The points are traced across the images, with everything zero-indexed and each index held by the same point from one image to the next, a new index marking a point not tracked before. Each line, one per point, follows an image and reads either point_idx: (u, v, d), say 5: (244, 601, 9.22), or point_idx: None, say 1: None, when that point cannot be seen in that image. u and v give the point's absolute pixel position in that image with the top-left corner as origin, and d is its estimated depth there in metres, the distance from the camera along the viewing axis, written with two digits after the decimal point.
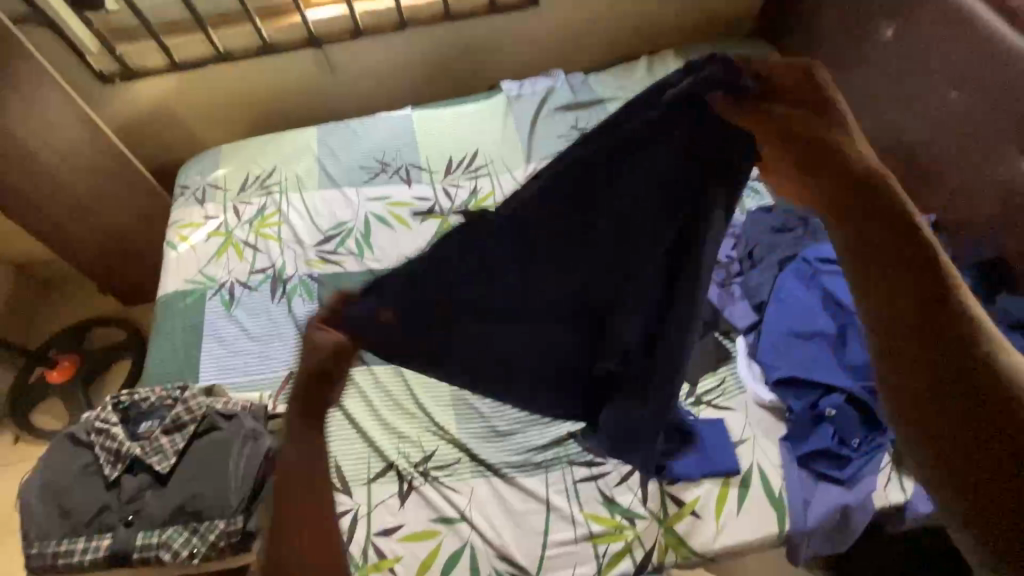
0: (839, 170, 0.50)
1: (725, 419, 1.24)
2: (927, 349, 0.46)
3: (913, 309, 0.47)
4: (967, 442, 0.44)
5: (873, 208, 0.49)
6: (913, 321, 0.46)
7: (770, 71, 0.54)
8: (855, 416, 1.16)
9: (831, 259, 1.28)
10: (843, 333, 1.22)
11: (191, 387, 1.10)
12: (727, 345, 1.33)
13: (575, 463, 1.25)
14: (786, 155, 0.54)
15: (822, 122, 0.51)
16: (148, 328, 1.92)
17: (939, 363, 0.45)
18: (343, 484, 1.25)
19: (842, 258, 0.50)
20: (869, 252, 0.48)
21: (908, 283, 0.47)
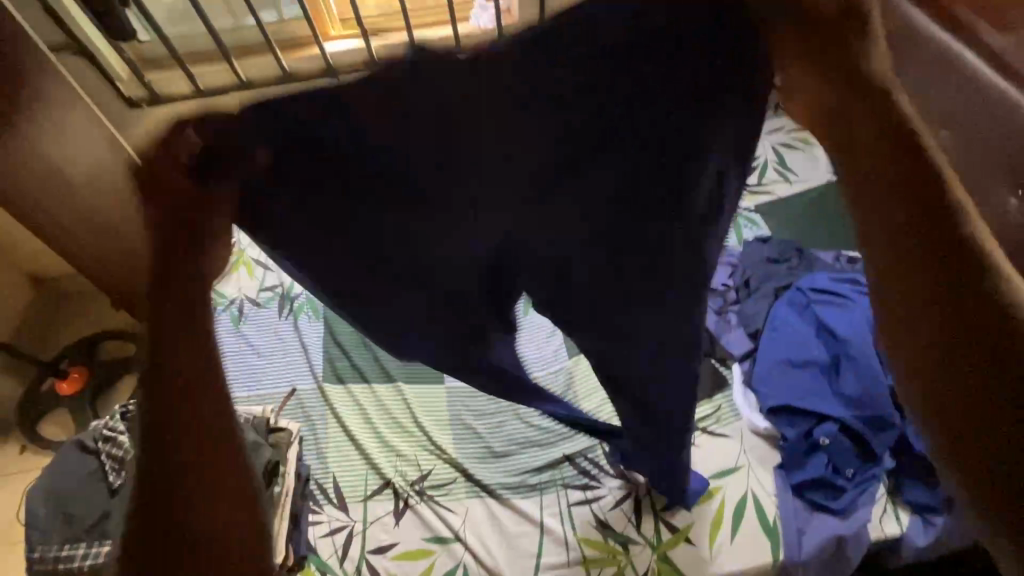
0: (868, 132, 0.44)
1: (720, 445, 1.25)
2: (950, 323, 0.45)
3: (937, 284, 0.45)
4: (969, 406, 0.45)
5: (910, 175, 0.44)
6: (938, 294, 0.45)
7: (784, 25, 0.46)
8: (849, 446, 1.16)
9: (824, 290, 1.31)
10: (837, 363, 1.24)
11: None
12: (724, 372, 1.34)
13: (570, 486, 1.26)
14: (812, 106, 0.46)
15: (852, 71, 0.43)
16: None
17: (961, 334, 0.45)
18: (340, 500, 1.26)
19: (864, 225, 0.46)
20: (890, 225, 0.45)
21: (937, 255, 0.44)
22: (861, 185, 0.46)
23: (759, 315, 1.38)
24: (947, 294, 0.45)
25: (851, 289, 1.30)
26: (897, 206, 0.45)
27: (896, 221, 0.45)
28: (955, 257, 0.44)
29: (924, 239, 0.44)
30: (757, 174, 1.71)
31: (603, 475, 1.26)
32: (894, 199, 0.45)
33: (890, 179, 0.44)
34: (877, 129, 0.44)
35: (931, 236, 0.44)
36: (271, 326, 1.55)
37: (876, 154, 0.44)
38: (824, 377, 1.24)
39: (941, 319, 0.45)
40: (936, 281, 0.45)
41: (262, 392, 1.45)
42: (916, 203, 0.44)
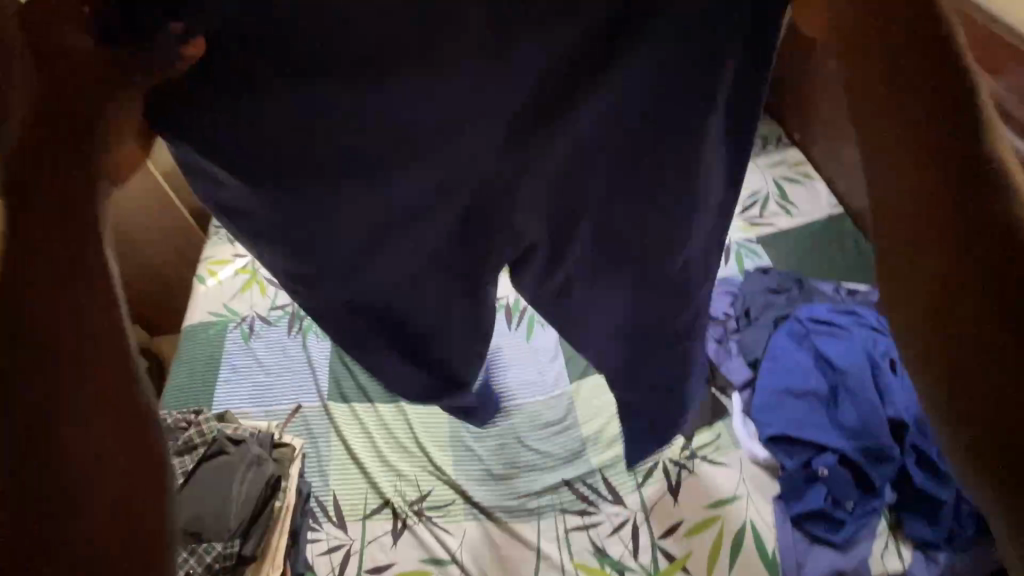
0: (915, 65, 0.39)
1: (719, 474, 1.25)
2: (954, 264, 0.40)
3: (949, 223, 0.40)
4: (998, 396, 0.39)
5: (928, 98, 0.39)
6: (942, 234, 0.40)
7: None
8: (848, 478, 1.16)
9: (823, 320, 1.33)
10: (836, 394, 1.24)
11: (205, 412, 1.16)
12: (723, 401, 1.36)
13: (568, 511, 1.26)
14: (858, 40, 0.42)
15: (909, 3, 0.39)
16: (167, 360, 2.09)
17: (965, 283, 0.39)
18: (339, 518, 1.28)
19: (898, 175, 0.41)
20: (935, 172, 0.40)
21: (947, 185, 0.40)
22: (861, 110, 0.42)
23: (758, 344, 1.40)
24: (959, 234, 0.39)
25: (850, 320, 1.32)
26: (898, 134, 0.41)
27: (901, 151, 0.41)
28: (967, 191, 0.39)
29: (930, 168, 0.40)
30: (758, 206, 1.75)
31: (601, 501, 1.27)
32: (898, 128, 0.41)
33: (895, 101, 0.40)
34: (883, 46, 0.40)
35: (942, 166, 0.40)
36: (280, 343, 1.60)
37: (880, 78, 0.41)
38: (823, 407, 1.24)
39: (945, 261, 0.40)
40: (943, 217, 0.40)
41: (267, 408, 1.48)
42: (921, 128, 0.40)
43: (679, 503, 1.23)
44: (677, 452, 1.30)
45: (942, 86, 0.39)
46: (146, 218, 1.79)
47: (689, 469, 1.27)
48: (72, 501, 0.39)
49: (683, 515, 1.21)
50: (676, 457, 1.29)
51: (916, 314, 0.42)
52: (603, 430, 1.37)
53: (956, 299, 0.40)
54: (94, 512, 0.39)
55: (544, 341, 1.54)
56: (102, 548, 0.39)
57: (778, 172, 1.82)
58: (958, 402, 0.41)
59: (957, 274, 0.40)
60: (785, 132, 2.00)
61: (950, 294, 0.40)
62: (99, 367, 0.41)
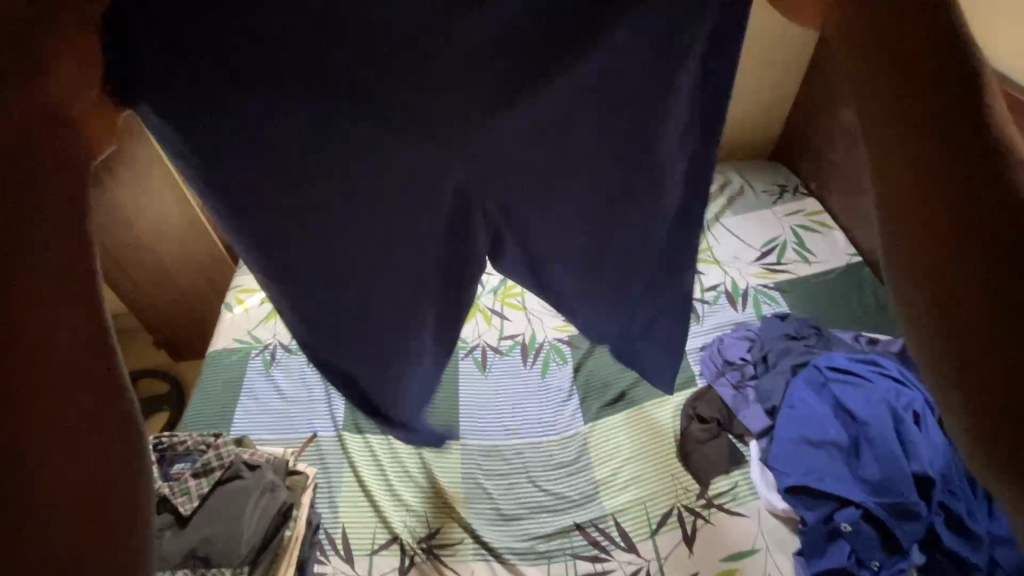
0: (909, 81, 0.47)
1: (737, 526, 1.22)
2: (952, 249, 0.48)
3: (949, 213, 0.47)
4: (988, 351, 0.48)
5: (927, 110, 0.47)
6: (940, 220, 0.48)
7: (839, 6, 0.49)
8: (874, 535, 1.11)
9: (842, 368, 1.28)
10: (857, 444, 1.20)
11: (223, 435, 1.18)
12: (740, 448, 1.35)
13: (579, 556, 1.23)
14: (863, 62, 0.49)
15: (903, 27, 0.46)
16: (189, 385, 2.18)
17: (957, 262, 0.48)
18: (347, 551, 1.26)
19: (902, 176, 0.49)
20: (930, 173, 0.47)
21: (946, 175, 0.47)
22: (872, 112, 0.50)
23: (777, 391, 1.38)
24: (959, 223, 0.47)
25: (870, 370, 1.28)
26: (906, 132, 0.48)
27: (908, 149, 0.48)
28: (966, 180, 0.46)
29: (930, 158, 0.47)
30: (775, 253, 1.76)
31: (613, 547, 1.23)
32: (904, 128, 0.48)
33: (904, 104, 0.47)
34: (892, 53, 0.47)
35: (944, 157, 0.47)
36: (299, 372, 1.63)
37: (887, 90, 0.48)
38: (844, 459, 1.20)
39: (945, 243, 0.48)
40: (941, 204, 0.47)
41: (283, 436, 1.50)
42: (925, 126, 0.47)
43: (694, 554, 1.20)
44: (693, 500, 1.28)
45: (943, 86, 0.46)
46: (181, 246, 1.89)
47: (705, 518, 1.25)
48: (23, 501, 0.41)
49: (698, 567, 1.18)
50: (691, 505, 1.27)
51: (919, 293, 0.51)
52: (616, 474, 1.35)
53: (956, 283, 0.48)
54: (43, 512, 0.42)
55: (557, 380, 1.54)
56: (43, 543, 0.42)
57: (796, 220, 1.84)
58: (962, 375, 0.50)
59: (956, 257, 0.48)
60: (803, 180, 2.03)
61: (947, 277, 0.49)
62: (65, 381, 0.44)
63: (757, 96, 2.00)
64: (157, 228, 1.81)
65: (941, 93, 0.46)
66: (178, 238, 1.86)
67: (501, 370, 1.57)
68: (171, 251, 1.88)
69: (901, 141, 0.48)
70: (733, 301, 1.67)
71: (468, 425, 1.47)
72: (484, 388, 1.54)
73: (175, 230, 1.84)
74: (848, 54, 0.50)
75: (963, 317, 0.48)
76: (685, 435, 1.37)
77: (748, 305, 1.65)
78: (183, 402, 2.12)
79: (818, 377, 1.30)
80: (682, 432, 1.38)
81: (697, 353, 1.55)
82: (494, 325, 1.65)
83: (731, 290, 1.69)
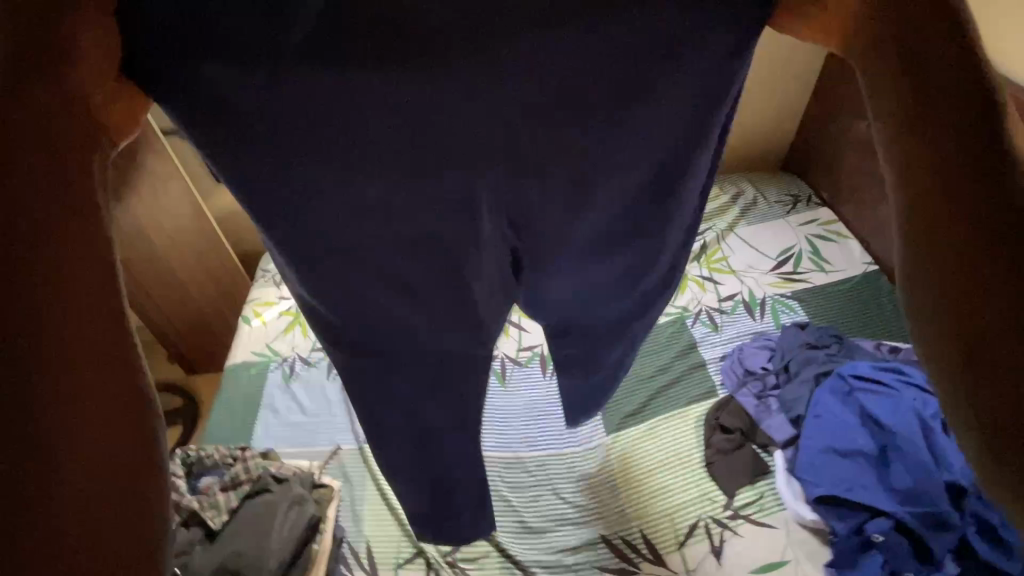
0: (922, 65, 0.41)
1: (766, 536, 1.21)
2: (966, 258, 0.41)
3: (965, 219, 0.41)
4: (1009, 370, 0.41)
5: (945, 96, 0.40)
6: (949, 228, 0.42)
7: None
8: (906, 545, 1.10)
9: (868, 377, 1.28)
10: (885, 453, 1.19)
11: (250, 448, 1.18)
12: (765, 459, 1.35)
13: (607, 569, 1.22)
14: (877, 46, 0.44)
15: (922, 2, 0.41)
16: (203, 397, 2.19)
17: (969, 272, 0.41)
18: (372, 566, 1.26)
19: (910, 173, 0.43)
20: (946, 168, 0.41)
21: (960, 179, 0.41)
22: (878, 108, 0.45)
23: (801, 401, 1.37)
24: (975, 231, 0.41)
25: (896, 379, 1.27)
26: (913, 131, 0.42)
27: (916, 145, 0.42)
28: (982, 185, 0.40)
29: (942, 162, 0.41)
30: (791, 262, 1.77)
31: (640, 560, 1.22)
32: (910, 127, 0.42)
33: (912, 100, 0.42)
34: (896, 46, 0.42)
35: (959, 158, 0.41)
36: (319, 385, 1.63)
37: (901, 76, 0.42)
38: (873, 468, 1.19)
39: (957, 252, 0.41)
40: (954, 211, 0.41)
41: (306, 449, 1.50)
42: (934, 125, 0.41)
43: (723, 566, 1.19)
44: (719, 511, 1.27)
45: (958, 82, 0.40)
46: (199, 260, 1.90)
47: (732, 530, 1.24)
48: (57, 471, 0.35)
49: None
50: (717, 516, 1.26)
51: (932, 303, 0.43)
52: (640, 485, 1.34)
53: (969, 294, 0.42)
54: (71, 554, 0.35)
55: None
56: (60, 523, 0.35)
57: (810, 230, 1.85)
58: (980, 389, 0.42)
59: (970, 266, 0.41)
60: (816, 189, 2.04)
61: (963, 285, 0.42)
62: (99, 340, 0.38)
63: (769, 107, 2.02)
64: (176, 242, 1.82)
65: (954, 87, 0.40)
66: (196, 252, 1.88)
67: (521, 381, 1.57)
68: (189, 265, 1.90)
69: (916, 133, 0.42)
70: (751, 311, 1.67)
71: (490, 437, 1.47)
72: (504, 400, 1.54)
73: (193, 244, 1.86)
74: (854, 41, 0.46)
75: (984, 324, 0.41)
76: (709, 445, 1.37)
77: (766, 314, 1.66)
78: (198, 414, 2.13)
79: (842, 386, 1.29)
80: (705, 443, 1.38)
81: (716, 363, 1.55)
82: (513, 336, 1.66)
83: (748, 300, 1.70)
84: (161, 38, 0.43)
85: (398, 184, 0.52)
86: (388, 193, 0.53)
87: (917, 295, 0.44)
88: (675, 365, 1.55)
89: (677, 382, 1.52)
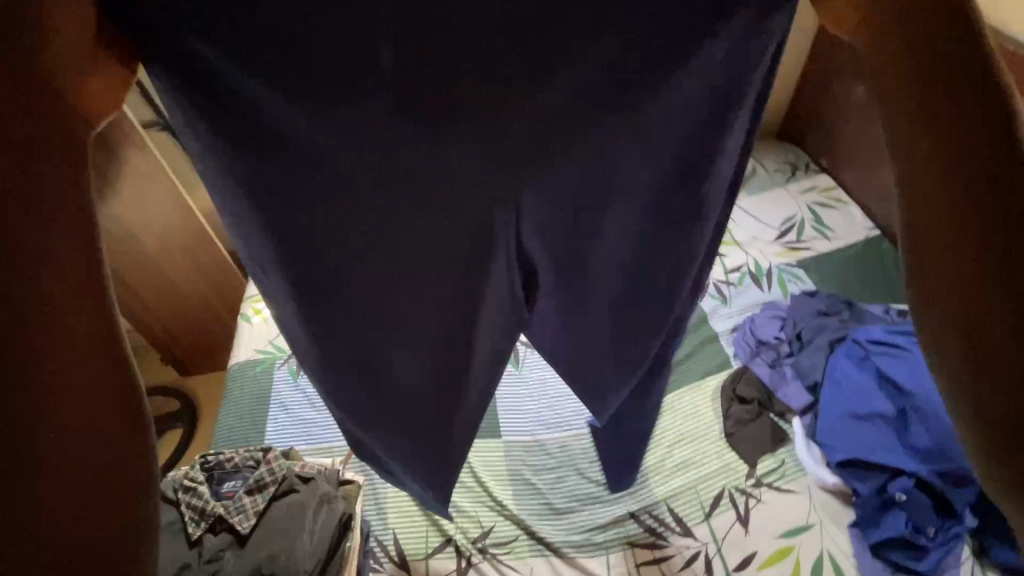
0: (939, 92, 0.42)
1: (790, 502, 1.24)
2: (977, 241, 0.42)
3: (974, 208, 0.42)
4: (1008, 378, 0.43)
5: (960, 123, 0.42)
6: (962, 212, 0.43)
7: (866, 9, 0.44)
8: (927, 502, 1.13)
9: (883, 341, 1.29)
10: (904, 415, 1.21)
11: (272, 449, 1.15)
12: (784, 426, 1.36)
13: (637, 545, 1.23)
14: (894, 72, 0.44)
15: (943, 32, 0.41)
16: (201, 399, 2.12)
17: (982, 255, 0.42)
18: (401, 557, 1.25)
19: (919, 196, 0.45)
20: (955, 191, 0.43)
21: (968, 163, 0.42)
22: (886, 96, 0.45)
23: (816, 368, 1.39)
24: (980, 243, 0.42)
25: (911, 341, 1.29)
26: (922, 131, 0.43)
27: (926, 168, 0.44)
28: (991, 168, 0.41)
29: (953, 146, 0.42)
30: (794, 231, 1.78)
31: (669, 533, 1.24)
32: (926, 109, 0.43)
33: (923, 84, 0.42)
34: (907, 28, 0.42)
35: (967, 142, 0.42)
36: None
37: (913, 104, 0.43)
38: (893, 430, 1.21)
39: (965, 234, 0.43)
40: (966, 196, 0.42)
41: (322, 446, 1.48)
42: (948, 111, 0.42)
43: (750, 533, 1.21)
44: (742, 480, 1.29)
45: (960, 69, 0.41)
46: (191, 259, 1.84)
47: (757, 497, 1.26)
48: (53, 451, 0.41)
49: (757, 546, 1.19)
50: (740, 485, 1.28)
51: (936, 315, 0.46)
52: (662, 459, 1.35)
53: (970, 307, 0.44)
54: (54, 487, 0.42)
55: None
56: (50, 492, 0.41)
57: (811, 197, 1.86)
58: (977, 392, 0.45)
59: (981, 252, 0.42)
60: (812, 157, 2.05)
61: (966, 296, 0.44)
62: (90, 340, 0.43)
63: None
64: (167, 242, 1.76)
65: (961, 72, 0.41)
66: (188, 252, 1.82)
67: (535, 364, 1.57)
68: (181, 264, 1.83)
69: (928, 158, 0.43)
70: (759, 281, 1.68)
71: (509, 421, 1.46)
72: (520, 383, 1.53)
73: (185, 243, 1.79)
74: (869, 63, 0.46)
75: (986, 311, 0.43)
76: (728, 416, 1.38)
77: (774, 284, 1.66)
78: (197, 418, 2.06)
79: (859, 352, 1.31)
80: (724, 414, 1.39)
81: (728, 335, 1.56)
82: None
83: (755, 271, 1.70)
84: (148, 34, 0.43)
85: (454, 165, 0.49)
86: (444, 177, 0.50)
87: (920, 306, 0.47)
88: (689, 339, 1.56)
89: (693, 356, 1.53)
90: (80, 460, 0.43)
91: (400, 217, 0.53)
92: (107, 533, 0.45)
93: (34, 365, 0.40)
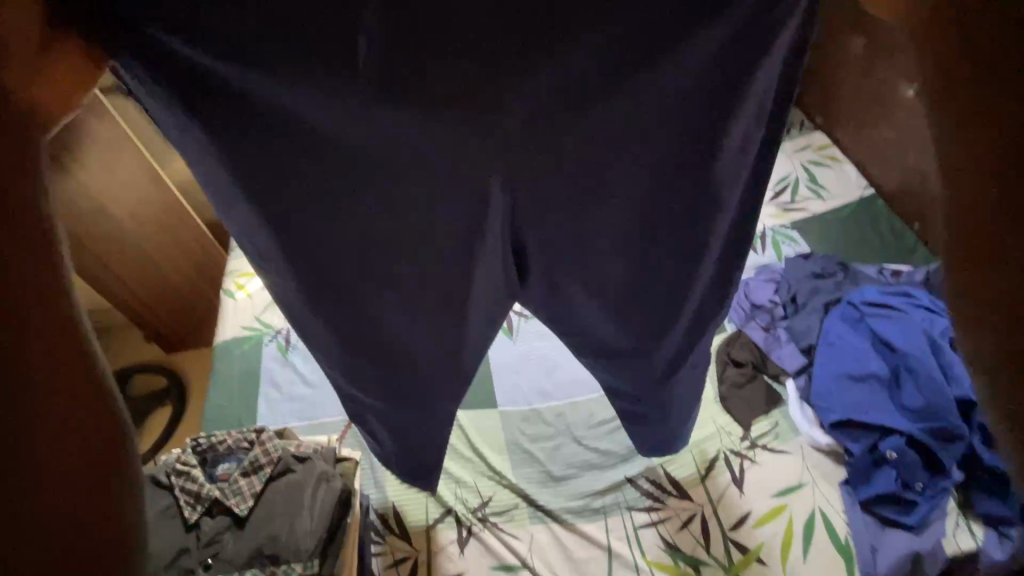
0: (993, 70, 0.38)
1: (784, 462, 1.26)
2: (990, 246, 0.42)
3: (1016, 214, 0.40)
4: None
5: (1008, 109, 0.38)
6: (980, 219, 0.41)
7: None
8: (917, 459, 1.15)
9: (878, 303, 1.30)
10: (897, 375, 1.22)
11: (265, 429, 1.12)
12: (777, 389, 1.37)
13: (635, 508, 1.25)
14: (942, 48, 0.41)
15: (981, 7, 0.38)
16: (190, 375, 2.08)
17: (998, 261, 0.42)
18: (402, 529, 1.26)
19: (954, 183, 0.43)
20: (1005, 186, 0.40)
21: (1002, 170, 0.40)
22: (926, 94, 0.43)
23: (811, 330, 1.38)
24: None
25: (905, 302, 1.29)
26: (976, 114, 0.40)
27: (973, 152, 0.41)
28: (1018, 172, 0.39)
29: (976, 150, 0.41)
30: (789, 191, 1.75)
31: (666, 496, 1.26)
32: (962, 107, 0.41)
33: (973, 72, 0.40)
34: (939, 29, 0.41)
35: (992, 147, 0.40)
36: None
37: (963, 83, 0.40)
38: (885, 389, 1.22)
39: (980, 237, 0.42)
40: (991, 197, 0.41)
41: (316, 422, 1.46)
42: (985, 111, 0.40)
43: (745, 494, 1.23)
44: (737, 442, 1.31)
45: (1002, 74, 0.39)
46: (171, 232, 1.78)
47: (751, 459, 1.28)
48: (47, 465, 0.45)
49: (751, 505, 1.22)
50: (735, 448, 1.30)
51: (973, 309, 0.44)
52: None
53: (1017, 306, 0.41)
54: (57, 488, 0.45)
55: None
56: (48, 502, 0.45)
57: (805, 157, 1.83)
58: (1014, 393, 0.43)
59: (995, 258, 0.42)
60: (807, 114, 2.00)
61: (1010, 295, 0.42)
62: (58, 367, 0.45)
63: None
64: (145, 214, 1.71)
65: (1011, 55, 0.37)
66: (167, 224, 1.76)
67: (529, 334, 1.55)
68: (160, 239, 1.76)
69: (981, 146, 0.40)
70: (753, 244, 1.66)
71: (504, 392, 1.46)
72: (514, 354, 1.52)
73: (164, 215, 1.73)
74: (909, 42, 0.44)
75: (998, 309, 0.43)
76: (723, 380, 1.39)
77: (768, 247, 1.64)
78: (184, 398, 2.00)
79: (855, 314, 1.32)
80: (719, 378, 1.40)
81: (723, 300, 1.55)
82: None
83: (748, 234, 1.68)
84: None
85: (458, 142, 0.47)
86: (446, 154, 0.48)
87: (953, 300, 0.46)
88: None
89: None
90: (77, 458, 0.47)
91: (399, 197, 0.50)
92: (108, 533, 0.49)
93: (32, 373, 0.44)
